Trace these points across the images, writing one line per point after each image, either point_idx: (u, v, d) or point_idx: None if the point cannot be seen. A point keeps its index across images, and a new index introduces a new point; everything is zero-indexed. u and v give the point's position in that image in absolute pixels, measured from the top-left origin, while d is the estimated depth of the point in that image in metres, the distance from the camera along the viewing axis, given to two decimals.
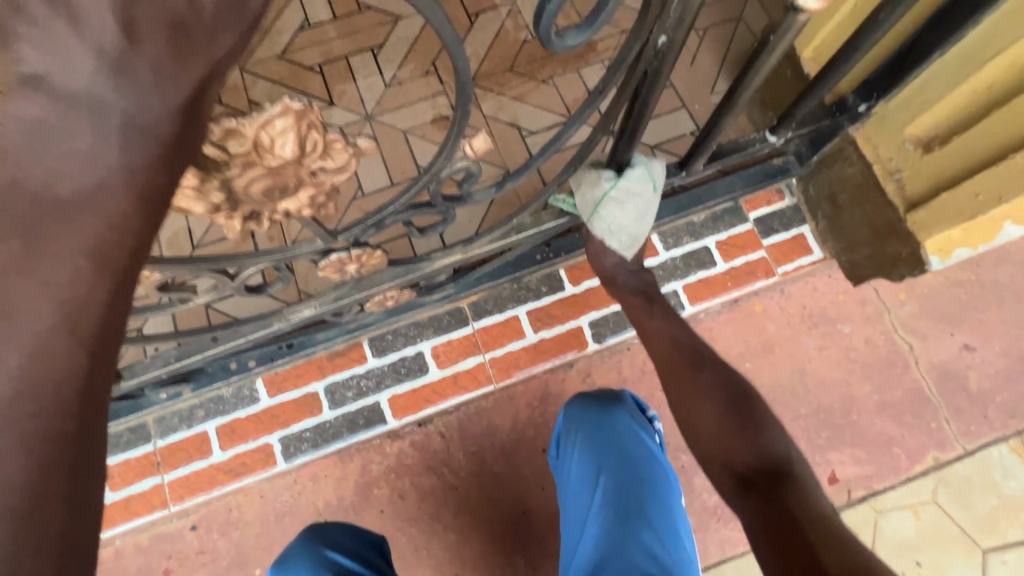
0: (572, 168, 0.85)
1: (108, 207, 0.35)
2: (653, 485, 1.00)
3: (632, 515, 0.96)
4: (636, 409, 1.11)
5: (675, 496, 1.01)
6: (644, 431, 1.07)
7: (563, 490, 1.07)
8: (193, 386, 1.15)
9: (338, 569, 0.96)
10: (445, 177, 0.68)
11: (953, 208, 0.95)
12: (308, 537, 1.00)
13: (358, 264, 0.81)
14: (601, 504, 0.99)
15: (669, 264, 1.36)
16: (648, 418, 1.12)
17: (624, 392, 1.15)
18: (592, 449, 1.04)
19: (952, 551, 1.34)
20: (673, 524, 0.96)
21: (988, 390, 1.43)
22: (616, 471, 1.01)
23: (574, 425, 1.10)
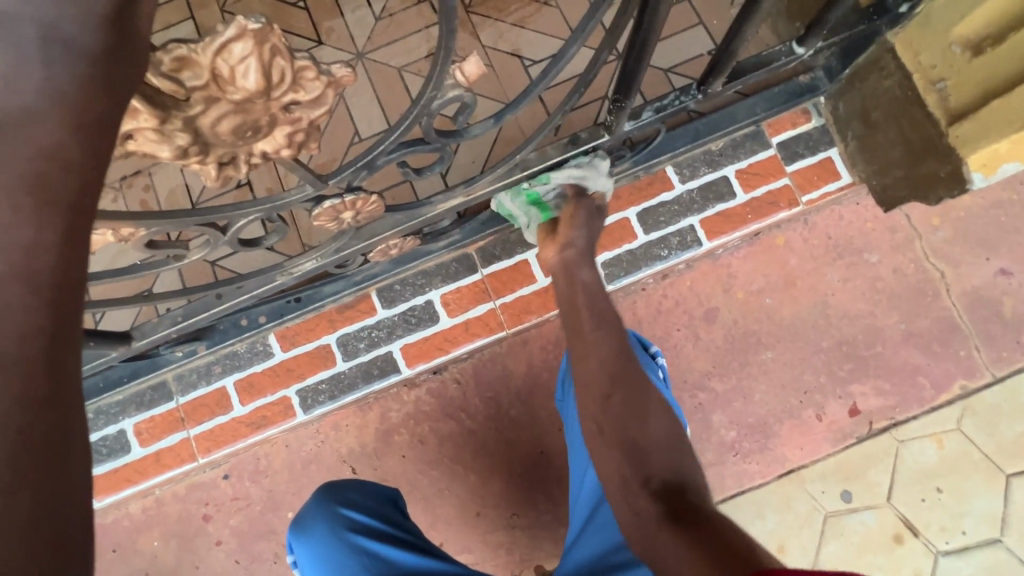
0: (576, 95, 0.78)
1: (37, 133, 0.29)
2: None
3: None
4: (639, 345, 0.99)
5: None
6: (646, 368, 0.97)
7: (565, 430, 1.06)
8: (207, 343, 1.15)
9: (354, 526, 0.98)
10: (437, 110, 0.62)
11: (1004, 117, 0.86)
12: (320, 499, 1.03)
13: (354, 211, 0.76)
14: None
15: (686, 198, 1.21)
16: (653, 353, 1.03)
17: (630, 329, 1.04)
18: None
19: (975, 477, 1.31)
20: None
21: (1023, 315, 1.37)
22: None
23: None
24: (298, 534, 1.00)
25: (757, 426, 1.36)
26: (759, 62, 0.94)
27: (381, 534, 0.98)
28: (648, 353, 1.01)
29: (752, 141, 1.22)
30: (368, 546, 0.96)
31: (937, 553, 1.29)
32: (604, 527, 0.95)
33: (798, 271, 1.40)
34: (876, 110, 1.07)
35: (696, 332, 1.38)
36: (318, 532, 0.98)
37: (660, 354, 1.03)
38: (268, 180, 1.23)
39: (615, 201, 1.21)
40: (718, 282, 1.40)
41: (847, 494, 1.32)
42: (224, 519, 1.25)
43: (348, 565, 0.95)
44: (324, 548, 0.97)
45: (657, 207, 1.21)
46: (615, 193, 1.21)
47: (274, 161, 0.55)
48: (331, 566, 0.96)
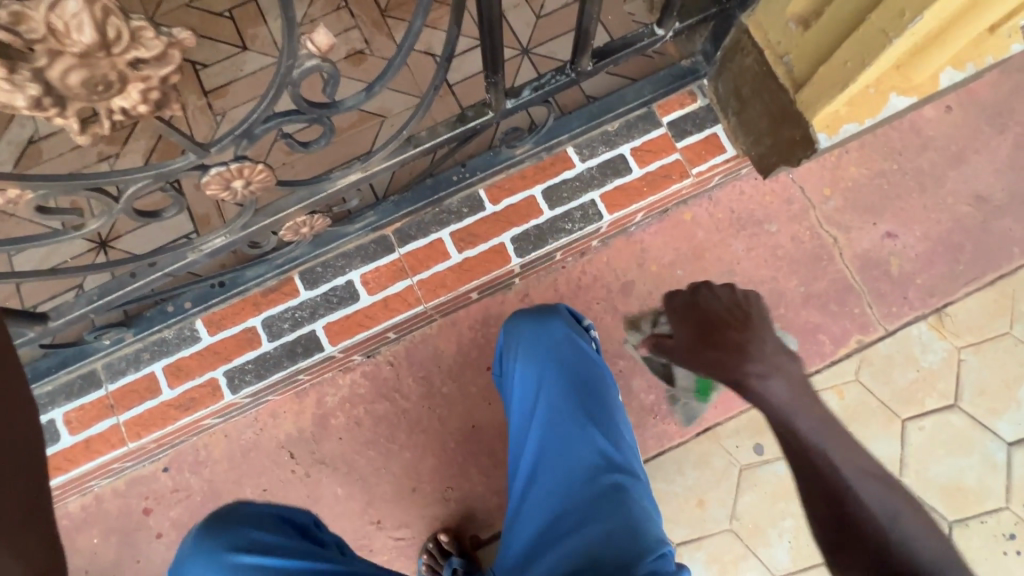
0: (444, 70, 0.86)
1: None
2: (591, 387, 1.10)
3: (574, 415, 1.06)
4: (569, 320, 1.19)
5: (613, 392, 1.12)
6: (579, 338, 1.15)
7: (508, 401, 1.14)
8: (135, 331, 1.20)
9: (244, 544, 0.90)
10: (301, 79, 0.71)
11: (828, 82, 0.97)
12: (200, 534, 0.93)
13: (244, 180, 0.83)
14: (545, 409, 1.07)
15: (586, 175, 1.31)
16: (583, 327, 1.21)
17: (560, 306, 1.22)
18: (531, 362, 1.12)
19: (874, 424, 1.41)
20: (614, 418, 1.07)
21: (909, 273, 1.49)
22: (555, 379, 1.10)
23: (515, 340, 1.16)
24: (182, 575, 0.90)
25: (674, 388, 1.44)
26: (625, 43, 1.05)
27: (278, 544, 0.92)
28: (580, 327, 1.20)
29: (645, 122, 1.33)
30: (250, 562, 0.88)
31: None
32: (553, 486, 1.01)
33: (706, 243, 1.51)
34: (744, 87, 1.19)
35: (614, 304, 1.48)
36: (209, 564, 0.88)
37: (591, 329, 1.22)
38: None
39: (521, 180, 1.30)
40: (632, 256, 1.50)
41: (760, 447, 1.41)
42: (165, 511, 1.38)
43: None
44: (215, 572, 0.88)
45: (560, 184, 1.30)
46: (520, 174, 1.30)
47: (143, 121, 0.62)
48: None
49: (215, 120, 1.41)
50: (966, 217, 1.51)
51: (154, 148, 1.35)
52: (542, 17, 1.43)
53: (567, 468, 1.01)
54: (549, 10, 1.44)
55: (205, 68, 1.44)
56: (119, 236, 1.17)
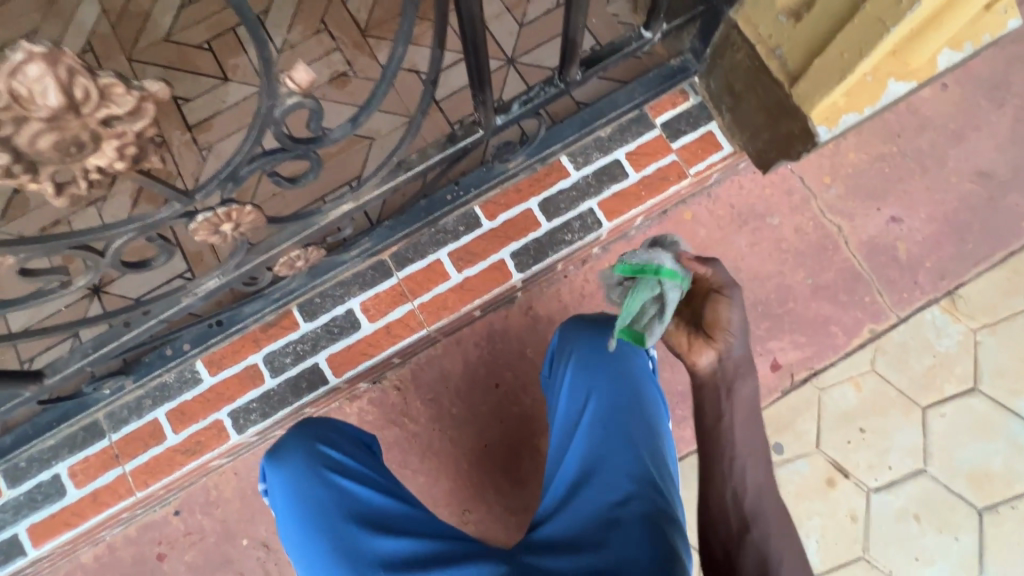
0: (430, 93, 0.84)
1: None
2: (641, 403, 1.04)
3: (618, 432, 1.01)
4: (633, 336, 1.13)
5: (664, 417, 1.05)
6: (638, 355, 1.09)
7: (553, 404, 1.11)
8: (135, 377, 1.17)
9: (332, 464, 1.00)
10: (283, 118, 0.68)
11: (824, 75, 0.94)
12: (302, 431, 1.05)
13: (233, 223, 0.80)
14: (590, 422, 1.04)
15: (582, 184, 1.28)
16: (643, 345, 1.14)
17: (620, 319, 1.15)
18: (583, 369, 1.07)
19: (894, 414, 1.38)
20: (659, 442, 1.01)
21: (917, 257, 1.46)
22: (605, 392, 1.05)
23: (569, 347, 1.12)
24: (273, 459, 1.02)
25: (687, 392, 1.41)
26: (613, 48, 1.02)
27: (360, 475, 1.01)
28: (640, 344, 1.13)
29: (638, 125, 1.30)
30: (345, 485, 0.99)
31: (869, 491, 1.35)
32: (585, 501, 0.97)
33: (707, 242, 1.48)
34: (737, 82, 1.16)
35: None
36: (292, 463, 1.00)
37: (651, 347, 1.15)
38: None
39: (516, 194, 1.27)
40: None
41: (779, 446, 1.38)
42: None
43: (320, 498, 0.97)
44: (292, 479, 0.98)
45: (556, 195, 1.28)
46: (515, 187, 1.28)
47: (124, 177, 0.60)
48: (303, 501, 0.97)
49: (201, 155, 1.38)
50: (970, 195, 1.49)
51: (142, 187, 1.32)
52: (525, 25, 1.41)
53: (603, 483, 0.97)
54: (532, 17, 1.41)
55: (187, 102, 1.41)
56: (112, 282, 1.15)
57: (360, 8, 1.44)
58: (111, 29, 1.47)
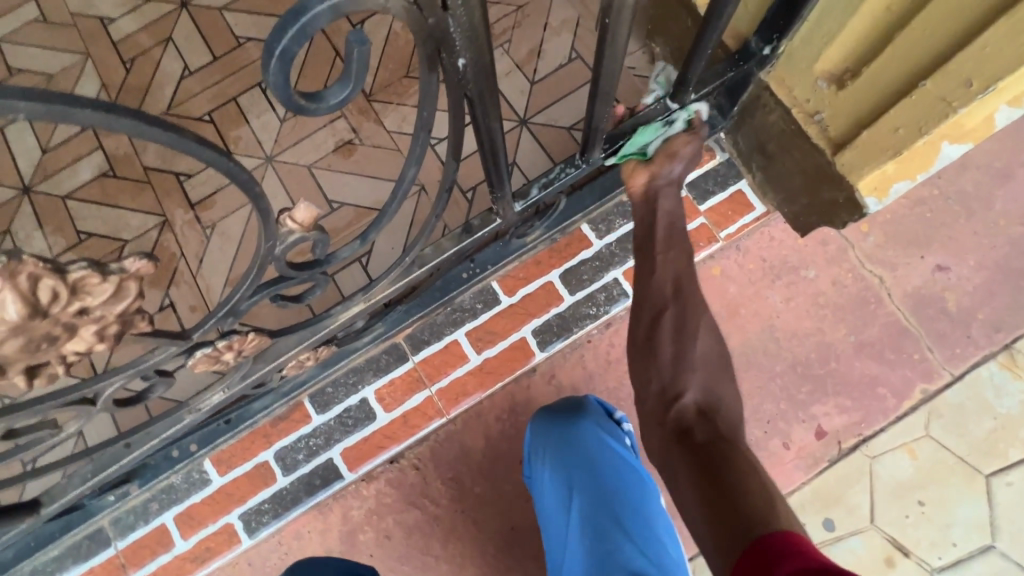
0: (445, 197, 0.76)
1: None
2: (624, 491, 0.95)
3: (607, 530, 0.92)
4: (601, 414, 1.03)
5: (652, 499, 0.96)
6: (610, 437, 1.00)
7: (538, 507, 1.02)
8: (139, 482, 1.11)
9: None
10: (285, 254, 0.61)
11: (876, 147, 0.85)
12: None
13: (235, 351, 0.74)
14: (577, 524, 0.94)
15: (606, 253, 1.21)
16: (615, 420, 1.05)
17: (589, 398, 1.05)
18: (558, 468, 0.98)
19: (954, 484, 1.27)
20: (653, 530, 0.91)
21: (968, 309, 1.36)
22: (586, 488, 0.96)
23: (540, 439, 1.03)
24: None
25: None
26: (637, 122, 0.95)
27: None
28: (612, 421, 1.04)
29: None
30: None
31: (931, 570, 1.24)
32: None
33: (740, 299, 1.36)
34: (769, 143, 1.08)
35: None
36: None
37: (625, 421, 1.05)
38: (190, 298, 1.28)
39: (536, 267, 1.20)
40: None
41: (830, 522, 1.27)
42: None
43: None
44: None
45: (578, 266, 1.20)
46: (534, 260, 1.20)
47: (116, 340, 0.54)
48: None
49: (205, 234, 1.33)
50: (1022, 239, 1.38)
51: None
52: (536, 82, 1.34)
53: None
54: (543, 74, 1.35)
55: (189, 178, 1.37)
56: None
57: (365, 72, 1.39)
58: None
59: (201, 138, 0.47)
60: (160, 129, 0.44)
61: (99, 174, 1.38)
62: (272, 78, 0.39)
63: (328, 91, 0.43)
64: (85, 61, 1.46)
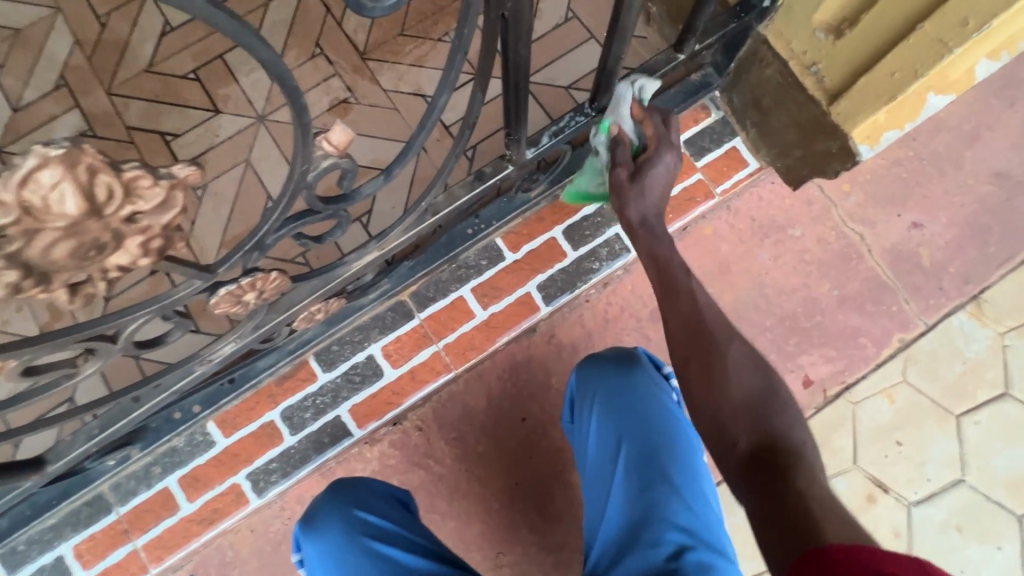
0: (465, 139, 0.76)
1: None
2: (674, 444, 1.00)
3: (654, 479, 0.97)
4: (651, 368, 1.10)
5: (697, 456, 1.02)
6: (662, 391, 1.06)
7: (581, 453, 1.07)
8: (141, 445, 1.07)
9: (371, 531, 0.92)
10: (316, 182, 0.61)
11: (872, 93, 0.91)
12: (335, 493, 0.97)
13: (257, 291, 0.73)
14: (625, 472, 0.99)
15: (607, 209, 1.24)
16: (664, 376, 1.12)
17: (638, 351, 1.13)
18: (611, 415, 1.04)
19: (928, 424, 1.37)
20: (698, 483, 0.97)
21: (940, 262, 1.44)
22: (636, 439, 1.01)
23: (590, 389, 1.08)
24: (309, 529, 0.94)
25: None
26: (644, 72, 0.98)
27: (397, 537, 0.93)
28: (661, 376, 1.11)
29: None
30: (385, 554, 0.91)
31: (909, 504, 1.33)
32: (630, 564, 0.91)
33: (731, 256, 1.41)
34: (765, 98, 1.12)
35: (646, 334, 1.25)
36: (333, 533, 0.92)
37: (673, 378, 1.13)
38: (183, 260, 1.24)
39: (539, 223, 1.22)
40: None
41: None
42: None
43: (363, 569, 0.90)
44: (336, 550, 0.91)
45: (580, 222, 1.22)
46: (537, 216, 1.22)
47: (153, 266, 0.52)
48: None
49: (196, 195, 1.28)
50: (989, 197, 1.47)
51: None
52: (534, 42, 1.34)
53: (653, 536, 0.91)
54: (540, 33, 1.35)
55: (176, 138, 1.32)
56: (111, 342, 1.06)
57: (358, 30, 1.36)
58: (87, 61, 1.36)
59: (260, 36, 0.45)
60: (225, 20, 0.42)
61: (78, 134, 1.31)
62: None
63: None
64: (56, 15, 1.38)
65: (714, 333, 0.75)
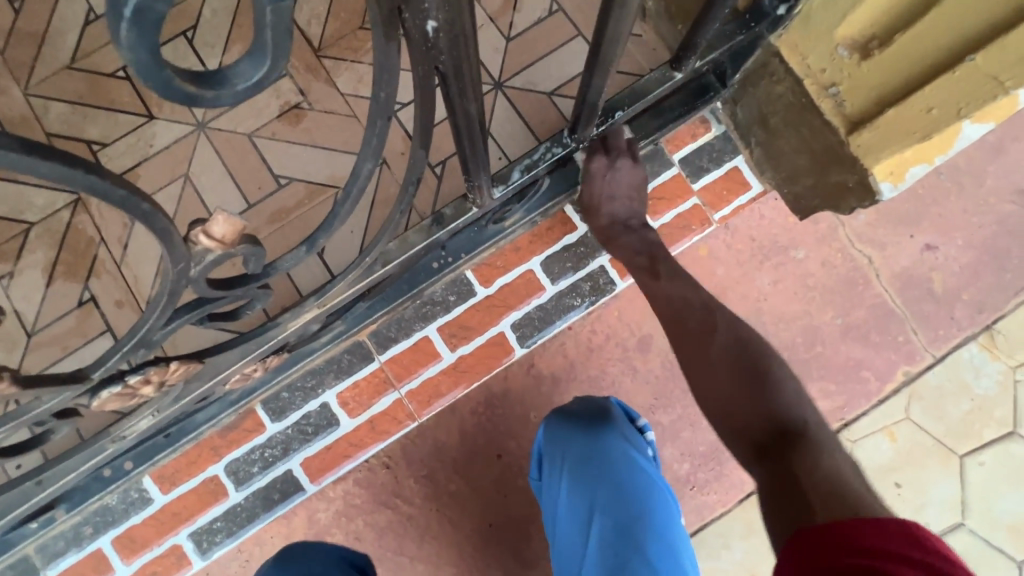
0: (411, 192, 0.62)
1: None
2: (651, 514, 0.92)
3: (629, 554, 0.90)
4: (625, 422, 1.02)
5: (677, 526, 0.93)
6: (635, 449, 0.98)
7: (548, 518, 0.99)
8: (67, 507, 0.97)
9: None
10: (205, 277, 0.48)
11: (902, 128, 0.77)
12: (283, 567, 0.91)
13: (157, 384, 0.60)
14: (598, 546, 0.92)
15: (592, 238, 1.11)
16: (639, 428, 1.04)
17: (612, 402, 1.05)
18: (580, 480, 0.96)
19: (929, 464, 1.29)
20: (680, 560, 0.88)
21: (953, 290, 1.32)
22: (609, 509, 0.94)
23: (559, 449, 0.99)
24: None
25: (710, 454, 1.16)
26: (634, 93, 0.83)
27: None
28: (635, 429, 1.03)
29: None
30: None
31: None
32: None
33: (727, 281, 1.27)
34: (774, 116, 0.97)
35: (632, 365, 1.14)
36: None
37: (648, 430, 1.05)
38: (115, 290, 1.11)
39: (515, 254, 1.09)
40: (644, 307, 1.14)
41: None
42: None
43: None
44: None
45: (561, 252, 1.10)
46: (513, 245, 1.09)
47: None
48: None
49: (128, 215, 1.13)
50: (1010, 217, 1.34)
51: (56, 260, 1.12)
52: (512, 40, 1.18)
53: None
54: (521, 29, 1.18)
55: (104, 147, 1.16)
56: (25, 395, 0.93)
57: (312, 22, 1.18)
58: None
59: (46, 145, 0.31)
60: None
61: None
62: (127, 33, 0.29)
63: (233, 72, 0.35)
64: None
65: (747, 294, 0.85)
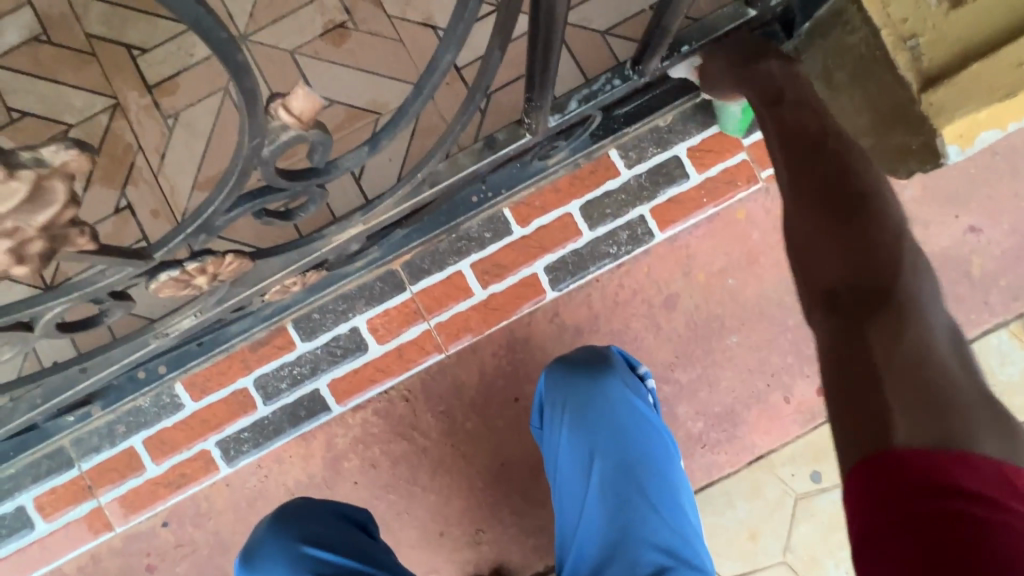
0: (476, 103, 0.60)
1: None
2: (649, 458, 0.97)
3: (630, 495, 0.95)
4: (626, 369, 1.02)
5: (675, 468, 0.98)
6: (636, 397, 1.00)
7: (548, 462, 1.01)
8: (102, 404, 1.01)
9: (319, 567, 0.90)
10: (275, 160, 0.47)
11: (983, 84, 0.72)
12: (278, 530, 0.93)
13: (210, 276, 0.61)
14: (599, 488, 0.96)
15: (633, 185, 1.09)
16: (640, 374, 1.04)
17: (613, 349, 1.05)
18: (581, 430, 0.98)
19: None
20: (678, 498, 0.96)
21: (991, 274, 1.30)
22: (610, 453, 0.97)
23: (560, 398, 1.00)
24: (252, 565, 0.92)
25: (725, 414, 1.17)
26: (704, 30, 0.80)
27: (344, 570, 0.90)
28: (636, 376, 1.03)
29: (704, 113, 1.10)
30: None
31: None
32: None
33: None
34: (840, 70, 0.92)
35: (657, 320, 1.13)
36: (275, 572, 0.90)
37: (648, 375, 1.05)
38: (151, 200, 1.11)
39: (554, 196, 1.08)
40: (675, 264, 1.13)
41: (817, 474, 1.19)
42: None
43: None
44: None
45: (602, 198, 1.08)
46: (553, 187, 1.08)
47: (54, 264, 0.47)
48: None
49: (166, 125, 1.12)
50: None
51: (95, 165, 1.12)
52: None
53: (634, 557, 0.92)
54: None
55: (144, 54, 1.13)
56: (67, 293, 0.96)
57: None
58: None
59: None
60: None
61: (30, 41, 1.13)
62: None
63: None
64: None
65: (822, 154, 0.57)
